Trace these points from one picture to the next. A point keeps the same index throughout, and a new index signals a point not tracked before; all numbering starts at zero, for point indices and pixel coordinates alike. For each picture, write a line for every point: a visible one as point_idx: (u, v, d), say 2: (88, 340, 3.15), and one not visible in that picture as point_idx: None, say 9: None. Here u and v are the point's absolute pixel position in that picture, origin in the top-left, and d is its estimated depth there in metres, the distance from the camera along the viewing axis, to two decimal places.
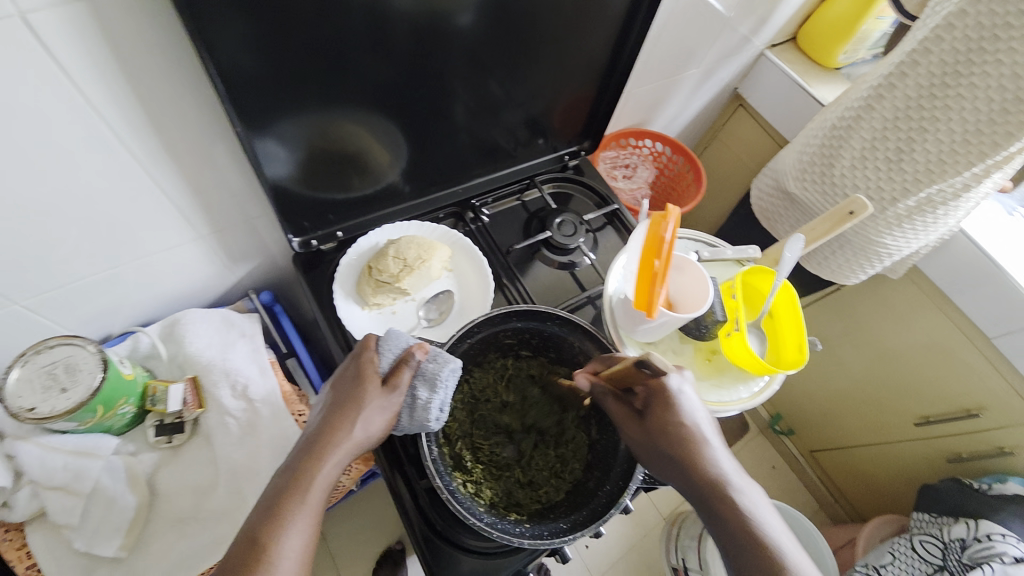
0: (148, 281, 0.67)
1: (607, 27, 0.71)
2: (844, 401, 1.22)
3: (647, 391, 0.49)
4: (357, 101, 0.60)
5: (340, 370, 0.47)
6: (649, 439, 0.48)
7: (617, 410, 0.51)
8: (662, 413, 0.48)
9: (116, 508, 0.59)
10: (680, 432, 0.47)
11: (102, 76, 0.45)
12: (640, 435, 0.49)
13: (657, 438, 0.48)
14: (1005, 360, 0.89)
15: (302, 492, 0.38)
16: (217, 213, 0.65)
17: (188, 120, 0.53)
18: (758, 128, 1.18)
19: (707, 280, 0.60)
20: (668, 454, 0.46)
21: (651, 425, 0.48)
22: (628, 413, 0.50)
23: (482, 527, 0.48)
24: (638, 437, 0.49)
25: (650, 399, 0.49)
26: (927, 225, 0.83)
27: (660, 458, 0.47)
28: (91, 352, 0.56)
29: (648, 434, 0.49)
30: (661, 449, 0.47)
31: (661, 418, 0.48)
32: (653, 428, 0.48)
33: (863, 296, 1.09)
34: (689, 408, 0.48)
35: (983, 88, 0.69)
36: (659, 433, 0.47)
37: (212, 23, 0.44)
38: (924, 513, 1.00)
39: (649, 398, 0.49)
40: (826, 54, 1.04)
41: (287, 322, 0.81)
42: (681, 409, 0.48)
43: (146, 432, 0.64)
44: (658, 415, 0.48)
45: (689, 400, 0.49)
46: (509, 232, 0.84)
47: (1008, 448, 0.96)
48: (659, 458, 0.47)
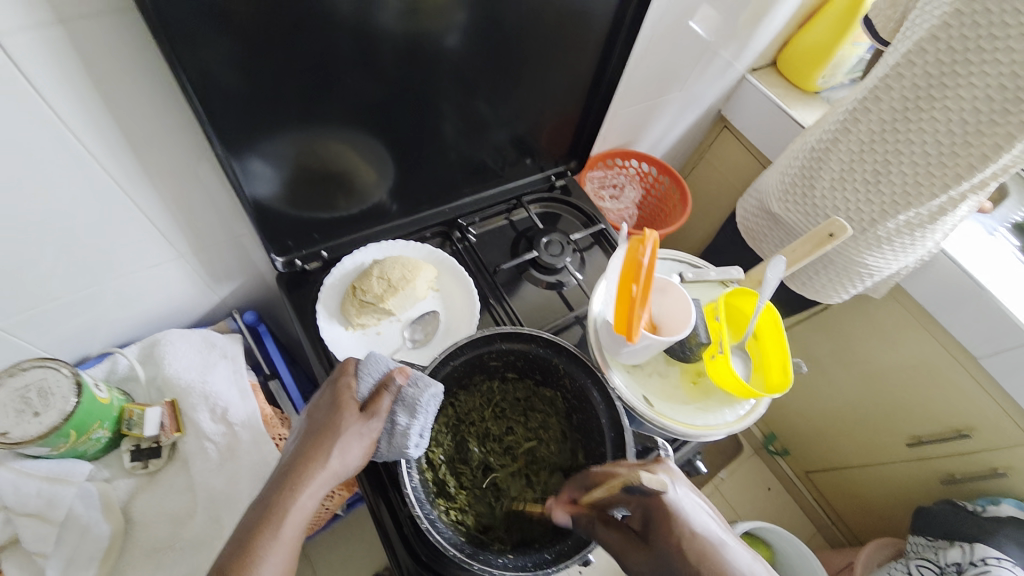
0: (129, 301, 0.66)
1: (589, 49, 0.73)
2: (834, 419, 1.22)
3: (642, 506, 0.45)
4: (344, 120, 0.60)
5: (316, 398, 0.46)
6: (660, 569, 0.42)
7: (614, 543, 0.45)
8: (666, 528, 0.43)
9: (90, 538, 0.57)
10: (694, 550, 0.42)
11: (81, 98, 0.45)
12: (648, 563, 0.43)
13: (673, 565, 0.42)
14: (989, 376, 0.90)
15: (275, 526, 0.37)
16: (200, 232, 0.64)
17: (169, 139, 0.53)
18: (743, 148, 1.21)
19: (689, 301, 0.60)
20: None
21: (659, 547, 0.43)
22: (627, 540, 0.45)
23: (462, 558, 0.46)
24: (647, 565, 0.43)
25: (647, 515, 0.45)
26: (909, 245, 0.85)
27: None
28: (65, 374, 0.55)
29: (656, 561, 0.43)
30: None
31: (669, 536, 0.43)
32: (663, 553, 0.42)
33: (849, 314, 1.10)
34: (691, 511, 0.44)
35: (956, 110, 0.71)
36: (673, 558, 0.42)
37: (191, 44, 0.45)
38: (919, 537, 0.99)
39: (647, 514, 0.44)
40: (805, 79, 1.07)
41: (271, 342, 0.80)
42: (686, 516, 0.43)
43: (122, 458, 0.62)
44: (666, 538, 0.43)
45: (688, 503, 0.44)
46: (496, 251, 0.85)
47: (999, 467, 0.96)
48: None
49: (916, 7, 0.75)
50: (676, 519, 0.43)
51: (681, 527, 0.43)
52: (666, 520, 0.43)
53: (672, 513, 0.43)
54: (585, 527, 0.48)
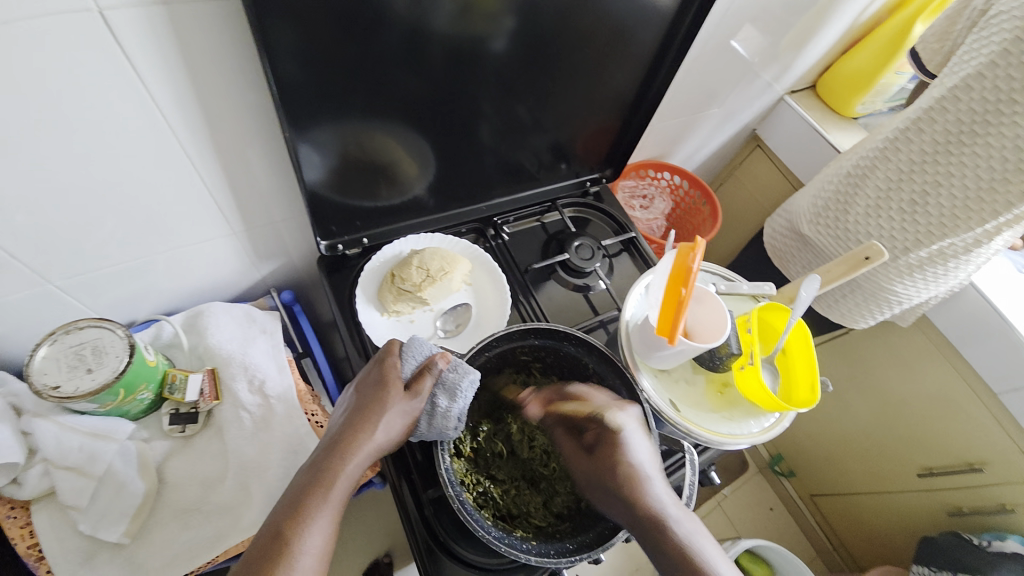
0: (177, 271, 0.69)
1: (637, 63, 0.74)
2: (848, 447, 1.21)
3: (598, 432, 0.53)
4: (393, 114, 0.62)
5: (363, 374, 0.49)
6: (595, 472, 0.53)
7: (565, 439, 0.57)
8: (609, 447, 0.52)
9: (125, 494, 0.59)
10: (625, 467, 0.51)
11: (167, 74, 0.48)
12: (588, 465, 0.54)
13: (603, 470, 0.52)
14: (1010, 417, 0.89)
15: (325, 490, 0.40)
16: (250, 211, 0.67)
17: (235, 119, 0.55)
18: (774, 169, 1.21)
19: (725, 311, 0.61)
20: (614, 485, 0.51)
21: (600, 457, 0.53)
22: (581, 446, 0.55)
23: (490, 539, 0.48)
24: (587, 468, 0.54)
25: (601, 436, 0.53)
26: (938, 276, 0.84)
27: (608, 492, 0.51)
28: (120, 335, 0.58)
29: (591, 469, 0.53)
30: (610, 485, 0.51)
31: (609, 452, 0.52)
32: (599, 461, 0.53)
33: (872, 342, 1.10)
34: (636, 443, 0.52)
35: (997, 148, 0.71)
36: (606, 467, 0.52)
37: (270, 33, 0.48)
38: (924, 567, 0.99)
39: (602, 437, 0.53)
40: (845, 103, 1.08)
41: (304, 322, 0.83)
42: (628, 444, 0.52)
43: (161, 419, 0.65)
44: (605, 452, 0.52)
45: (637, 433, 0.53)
46: (528, 251, 0.86)
47: (1008, 504, 0.95)
48: (607, 492, 0.51)
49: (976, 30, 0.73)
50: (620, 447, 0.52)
51: (622, 450, 0.52)
52: (611, 446, 0.52)
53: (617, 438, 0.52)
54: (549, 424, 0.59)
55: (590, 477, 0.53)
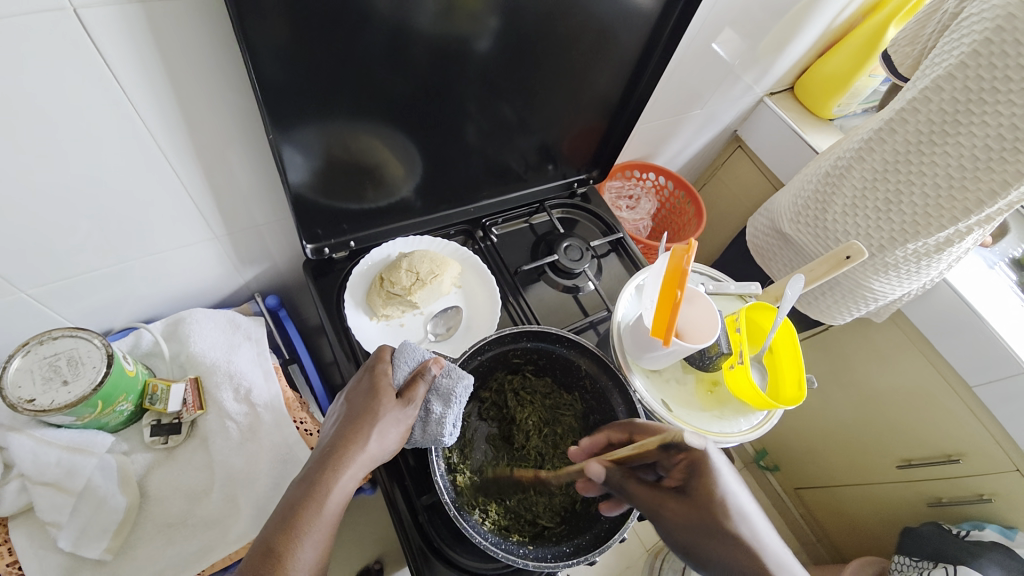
0: (157, 277, 0.67)
1: (620, 65, 0.75)
2: (828, 439, 1.24)
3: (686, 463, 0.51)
4: (377, 114, 0.61)
5: (354, 383, 0.48)
6: (698, 516, 0.48)
7: (649, 494, 0.50)
8: (705, 482, 0.48)
9: (106, 509, 0.57)
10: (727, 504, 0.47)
11: (145, 72, 0.46)
12: (683, 512, 0.49)
13: (710, 515, 0.47)
14: (982, 405, 0.93)
15: (318, 504, 0.39)
16: (232, 214, 0.65)
17: (216, 120, 0.54)
18: (755, 169, 1.24)
19: (716, 312, 0.61)
20: (722, 526, 0.46)
21: (699, 498, 0.48)
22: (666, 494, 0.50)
23: (487, 546, 0.48)
24: (682, 512, 0.48)
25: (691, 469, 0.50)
26: (914, 272, 0.87)
27: (721, 538, 0.46)
28: (96, 345, 0.56)
29: (693, 510, 0.48)
30: (722, 531, 0.46)
31: (709, 486, 0.48)
32: (702, 503, 0.48)
33: (850, 339, 1.14)
34: (728, 480, 0.49)
35: (967, 147, 0.74)
36: (708, 507, 0.47)
37: (251, 32, 0.46)
38: (905, 557, 1.01)
39: (691, 467, 0.50)
40: (821, 105, 1.10)
41: (290, 327, 0.81)
42: (721, 478, 0.49)
43: (142, 431, 0.63)
44: (704, 488, 0.48)
45: (728, 476, 0.49)
46: (516, 252, 0.86)
47: (986, 494, 0.99)
48: (720, 539, 0.46)
49: (943, 38, 0.76)
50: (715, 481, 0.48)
51: (718, 486, 0.48)
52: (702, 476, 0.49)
53: (709, 469, 0.49)
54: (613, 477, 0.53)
55: (690, 525, 0.48)
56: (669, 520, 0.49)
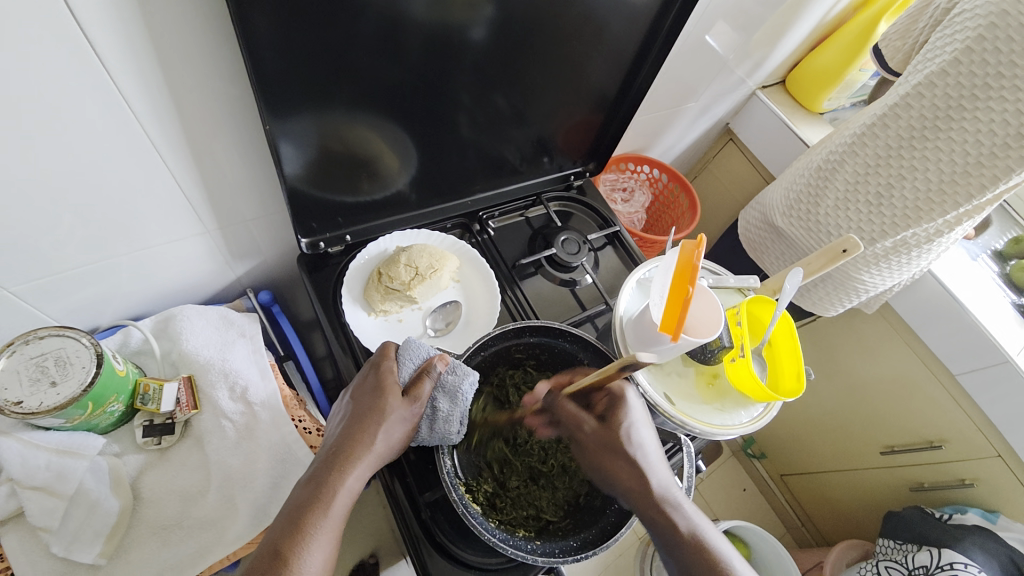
0: (145, 273, 0.64)
1: (618, 57, 0.74)
2: (815, 428, 1.27)
3: (607, 396, 0.55)
4: (375, 105, 0.60)
5: (358, 381, 0.47)
6: (606, 441, 0.53)
7: (575, 417, 0.55)
8: (618, 416, 0.53)
9: (99, 513, 0.55)
10: (631, 434, 0.53)
11: (133, 58, 0.44)
12: (597, 435, 0.54)
13: (614, 440, 0.53)
14: (965, 394, 0.96)
15: (325, 506, 0.39)
16: (224, 208, 0.63)
17: (208, 110, 0.52)
18: (746, 162, 1.25)
19: (719, 305, 0.62)
20: (620, 450, 0.52)
21: (610, 426, 0.53)
22: (588, 417, 0.55)
23: (497, 543, 0.48)
24: (597, 435, 0.54)
25: (609, 402, 0.54)
26: (902, 265, 0.89)
27: (617, 459, 0.53)
28: (85, 344, 0.54)
29: (603, 436, 0.54)
30: (618, 452, 0.53)
31: (619, 419, 0.53)
32: (610, 430, 0.53)
33: (838, 330, 1.16)
34: (636, 415, 0.54)
35: (959, 142, 0.75)
36: (616, 436, 0.53)
37: (248, 19, 0.44)
38: (890, 540, 1.05)
39: (610, 398, 0.54)
40: (812, 99, 1.11)
41: (284, 323, 0.79)
42: (631, 413, 0.54)
43: (134, 432, 0.61)
44: (616, 419, 0.53)
45: (638, 411, 0.54)
46: (514, 245, 0.86)
47: (967, 479, 1.02)
48: (618, 458, 0.52)
49: (935, 33, 0.78)
50: (625, 414, 0.54)
51: (627, 419, 0.53)
52: (618, 408, 0.54)
53: (622, 403, 0.54)
54: (554, 399, 0.57)
55: (598, 446, 0.54)
56: (583, 438, 0.55)
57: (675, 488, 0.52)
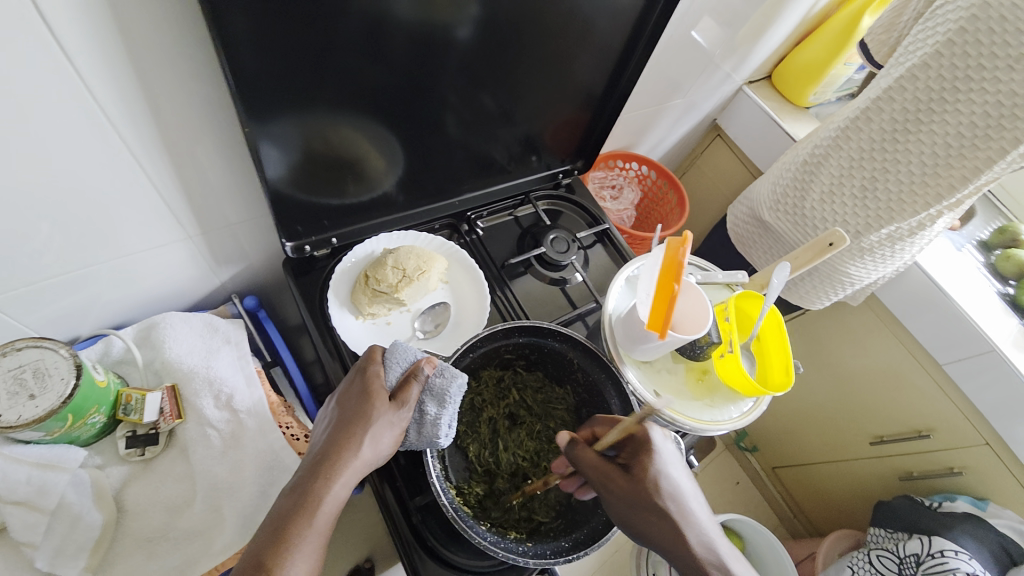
0: (125, 280, 0.63)
1: (604, 54, 0.73)
2: (807, 420, 1.28)
3: (632, 445, 0.51)
4: (360, 106, 0.59)
5: (344, 386, 0.46)
6: (637, 494, 0.49)
7: (601, 472, 0.50)
8: (648, 467, 0.49)
9: (82, 527, 0.54)
10: (665, 485, 0.49)
11: (106, 63, 0.43)
12: (627, 489, 0.49)
13: (645, 492, 0.49)
14: (952, 383, 0.97)
15: (309, 515, 0.38)
16: (205, 213, 0.62)
17: (185, 113, 0.50)
18: (734, 157, 1.25)
19: (707, 302, 0.62)
20: (653, 505, 0.48)
21: (639, 480, 0.49)
22: (616, 471, 0.50)
23: (487, 546, 0.47)
24: (625, 492, 0.49)
25: (635, 450, 0.51)
26: (886, 257, 0.90)
27: (650, 514, 0.48)
28: (63, 355, 0.52)
29: (634, 489, 0.49)
30: (651, 508, 0.48)
31: (649, 469, 0.49)
32: (640, 484, 0.49)
33: (827, 323, 1.17)
34: (669, 462, 0.50)
35: (941, 134, 0.76)
36: (647, 488, 0.49)
37: (224, 20, 0.44)
38: (879, 529, 1.06)
39: (636, 447, 0.51)
40: (798, 94, 1.12)
41: (271, 329, 0.78)
42: (661, 458, 0.50)
43: (117, 443, 0.60)
44: (645, 468, 0.49)
45: (670, 456, 0.51)
46: (502, 245, 0.85)
47: (955, 468, 1.03)
48: (650, 514, 0.48)
49: (916, 28, 0.78)
50: (655, 462, 0.50)
51: (656, 467, 0.49)
52: (646, 456, 0.50)
53: (651, 450, 0.50)
54: (576, 451, 0.52)
55: (628, 502, 0.49)
56: (613, 495, 0.50)
57: (711, 530, 0.50)
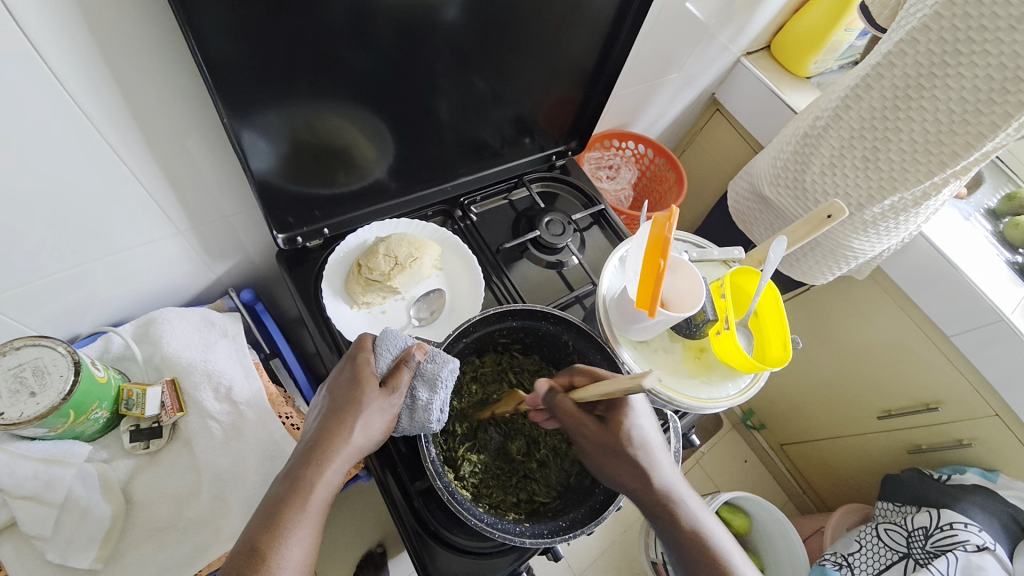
0: (122, 278, 0.63)
1: (594, 29, 0.71)
2: (813, 396, 1.28)
3: (609, 397, 0.52)
4: (345, 94, 0.58)
5: (335, 374, 0.47)
6: (606, 443, 0.51)
7: (575, 418, 0.52)
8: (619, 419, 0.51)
9: (91, 518, 0.56)
10: (634, 435, 0.51)
11: (81, 60, 0.42)
12: (598, 437, 0.51)
13: (616, 443, 0.50)
14: (960, 355, 0.96)
15: (302, 500, 0.39)
16: (196, 208, 0.62)
17: (167, 107, 0.50)
18: (734, 132, 1.23)
19: (701, 279, 0.61)
20: (623, 454, 0.50)
21: (613, 431, 0.51)
22: (588, 418, 0.52)
23: (483, 527, 0.48)
24: (597, 438, 0.51)
25: (611, 402, 0.51)
26: (891, 229, 0.88)
27: (619, 461, 0.50)
28: (62, 353, 0.53)
29: (603, 440, 0.51)
30: (619, 455, 0.50)
31: (621, 421, 0.51)
32: (613, 433, 0.51)
33: (832, 297, 1.15)
34: (640, 413, 0.52)
35: (943, 100, 0.73)
36: (617, 440, 0.50)
37: (197, 10, 0.43)
38: (888, 502, 1.06)
39: (612, 399, 0.51)
40: (798, 63, 1.09)
41: (268, 322, 0.79)
42: (634, 411, 0.51)
43: (121, 437, 0.61)
44: (616, 421, 0.51)
45: (640, 409, 0.52)
46: (497, 230, 0.84)
47: (965, 439, 1.03)
48: (618, 462, 0.50)
49: None
50: (627, 414, 0.51)
51: (628, 419, 0.51)
52: (620, 409, 0.51)
53: (625, 403, 0.51)
54: (555, 399, 0.53)
55: (597, 449, 0.51)
56: (586, 441, 0.52)
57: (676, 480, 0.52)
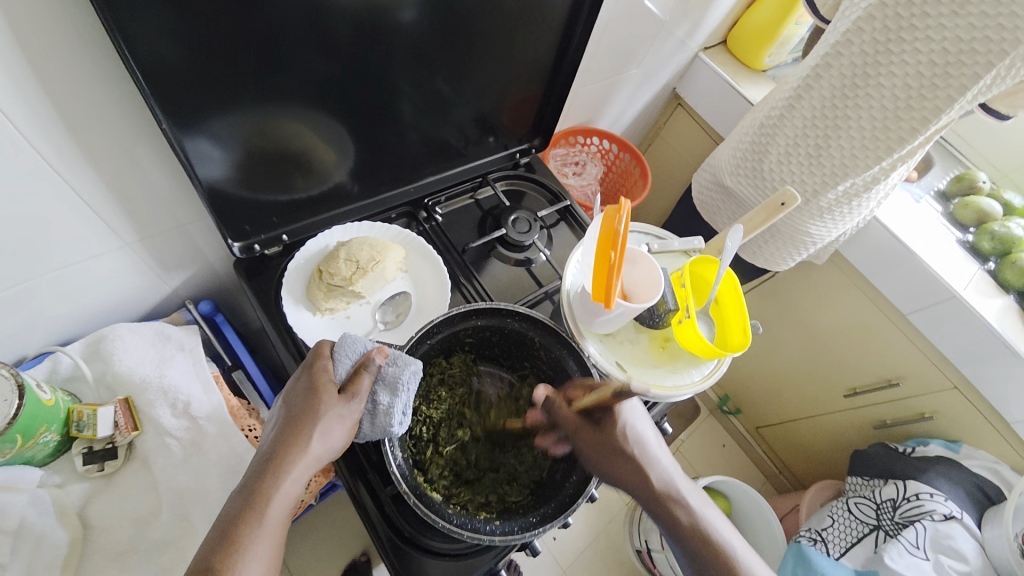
0: (68, 295, 0.61)
1: (550, 27, 0.72)
2: (783, 379, 1.31)
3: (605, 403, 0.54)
4: (299, 98, 0.57)
5: (292, 383, 0.46)
6: (605, 443, 0.53)
7: (573, 423, 0.54)
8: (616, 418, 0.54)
9: (46, 547, 0.54)
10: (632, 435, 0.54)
11: (7, 70, 0.40)
12: (595, 441, 0.53)
13: (614, 442, 0.53)
14: (918, 332, 1.00)
15: (259, 514, 0.38)
16: (147, 219, 0.60)
17: (105, 117, 0.48)
18: (696, 126, 1.25)
19: (659, 270, 0.63)
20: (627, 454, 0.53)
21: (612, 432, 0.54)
22: (588, 425, 0.54)
23: (451, 528, 0.48)
24: (596, 442, 0.53)
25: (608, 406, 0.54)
26: (846, 214, 0.91)
27: (620, 461, 0.52)
28: (4, 375, 0.50)
29: (602, 441, 0.53)
30: (621, 454, 0.52)
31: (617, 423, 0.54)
32: (610, 433, 0.53)
33: (795, 281, 1.18)
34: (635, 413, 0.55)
35: (889, 87, 0.76)
36: (616, 441, 0.53)
37: (130, 17, 0.41)
38: (857, 477, 1.09)
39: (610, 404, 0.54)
40: (753, 56, 1.11)
41: (230, 333, 0.78)
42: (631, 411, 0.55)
43: (73, 461, 0.59)
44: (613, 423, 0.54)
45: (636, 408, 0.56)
46: (463, 230, 0.84)
47: (926, 413, 1.07)
48: (619, 461, 0.52)
49: None
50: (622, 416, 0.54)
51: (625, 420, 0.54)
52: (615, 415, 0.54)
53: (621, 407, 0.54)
54: (555, 407, 0.56)
55: (597, 450, 0.53)
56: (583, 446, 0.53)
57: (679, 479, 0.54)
